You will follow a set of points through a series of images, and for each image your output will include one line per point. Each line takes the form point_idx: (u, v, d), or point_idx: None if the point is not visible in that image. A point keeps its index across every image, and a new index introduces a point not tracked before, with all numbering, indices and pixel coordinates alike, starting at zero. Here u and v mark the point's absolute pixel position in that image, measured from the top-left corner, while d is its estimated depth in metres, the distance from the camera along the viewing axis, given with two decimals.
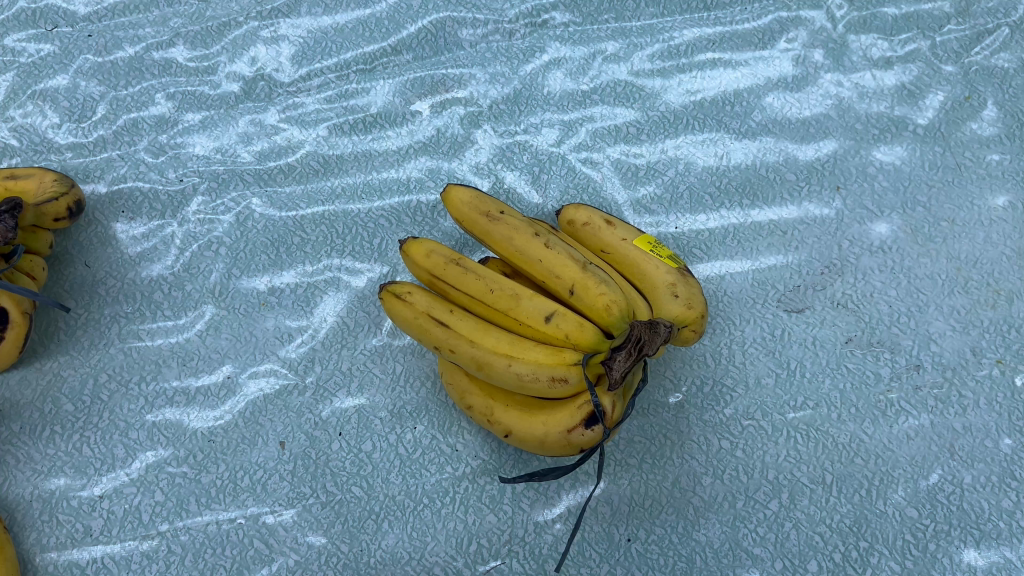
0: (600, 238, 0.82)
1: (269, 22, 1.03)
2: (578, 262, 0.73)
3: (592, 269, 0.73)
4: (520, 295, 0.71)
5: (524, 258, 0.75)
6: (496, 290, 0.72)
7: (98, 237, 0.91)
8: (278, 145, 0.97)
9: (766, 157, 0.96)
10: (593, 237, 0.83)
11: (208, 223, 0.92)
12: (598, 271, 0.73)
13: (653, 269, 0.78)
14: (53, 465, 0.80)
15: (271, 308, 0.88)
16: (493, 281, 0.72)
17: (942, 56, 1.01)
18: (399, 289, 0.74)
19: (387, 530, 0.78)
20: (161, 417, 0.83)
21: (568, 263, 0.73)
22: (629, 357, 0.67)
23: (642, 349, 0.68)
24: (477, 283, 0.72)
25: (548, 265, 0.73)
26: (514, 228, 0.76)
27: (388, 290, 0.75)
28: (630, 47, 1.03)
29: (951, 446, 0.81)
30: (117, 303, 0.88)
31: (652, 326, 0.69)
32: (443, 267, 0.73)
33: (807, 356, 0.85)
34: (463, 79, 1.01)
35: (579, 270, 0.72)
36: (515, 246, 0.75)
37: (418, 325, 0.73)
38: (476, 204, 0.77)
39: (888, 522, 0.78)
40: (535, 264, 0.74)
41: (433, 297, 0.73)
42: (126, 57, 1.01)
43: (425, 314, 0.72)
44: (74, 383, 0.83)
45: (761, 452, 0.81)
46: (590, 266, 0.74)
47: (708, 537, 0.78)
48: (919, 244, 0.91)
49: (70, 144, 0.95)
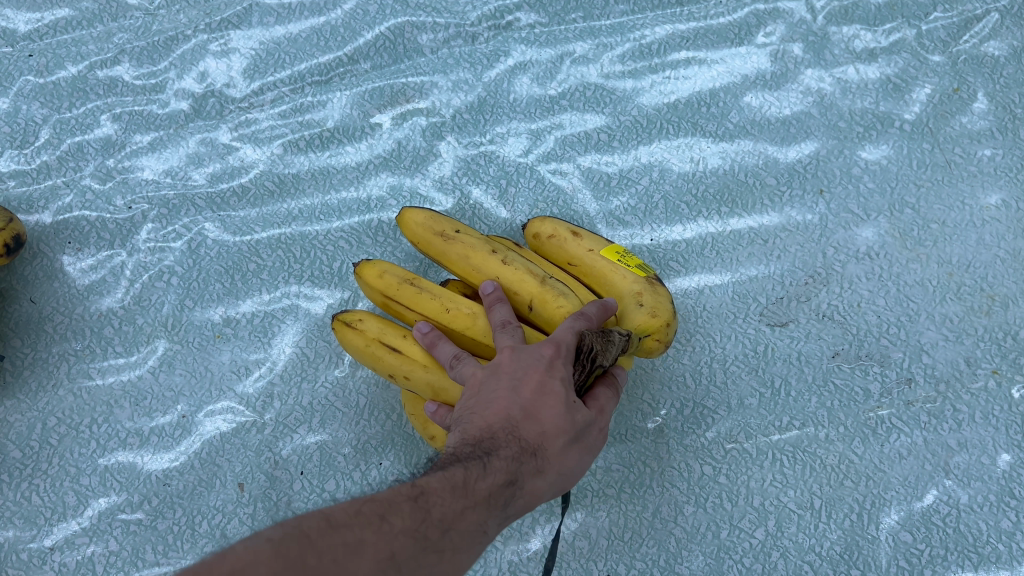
0: (566, 250, 0.77)
1: (219, 34, 0.98)
2: (537, 276, 0.68)
3: (552, 282, 0.68)
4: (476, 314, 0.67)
5: (481, 277, 0.70)
6: (452, 310, 0.67)
7: (44, 270, 0.87)
8: (231, 166, 0.92)
9: (744, 160, 0.91)
10: (560, 250, 0.77)
11: (159, 252, 0.88)
12: (560, 283, 0.69)
13: (620, 279, 0.73)
14: (1, 516, 0.76)
15: (226, 340, 0.84)
16: (449, 301, 0.67)
17: (928, 45, 0.96)
18: (350, 316, 0.70)
19: None
20: (113, 460, 0.79)
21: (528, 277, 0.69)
22: (582, 371, 0.60)
23: (596, 361, 0.60)
24: (432, 304, 0.67)
25: (506, 281, 0.68)
26: (470, 245, 0.71)
27: (340, 318, 0.70)
28: (600, 47, 0.98)
29: (946, 464, 0.77)
30: (66, 340, 0.84)
31: (606, 334, 0.62)
32: (396, 287, 0.68)
33: (792, 372, 0.81)
34: (424, 88, 0.96)
35: (538, 283, 0.68)
36: (471, 264, 0.70)
37: (370, 353, 0.68)
38: (431, 224, 0.72)
39: (880, 548, 0.74)
40: (490, 280, 0.69)
41: (385, 323, 0.69)
42: (69, 77, 0.96)
43: (376, 341, 0.68)
44: (22, 429, 0.80)
45: (745, 477, 0.77)
46: (550, 279, 0.69)
47: (691, 570, 0.74)
48: (908, 248, 0.86)
49: (12, 172, 0.91)
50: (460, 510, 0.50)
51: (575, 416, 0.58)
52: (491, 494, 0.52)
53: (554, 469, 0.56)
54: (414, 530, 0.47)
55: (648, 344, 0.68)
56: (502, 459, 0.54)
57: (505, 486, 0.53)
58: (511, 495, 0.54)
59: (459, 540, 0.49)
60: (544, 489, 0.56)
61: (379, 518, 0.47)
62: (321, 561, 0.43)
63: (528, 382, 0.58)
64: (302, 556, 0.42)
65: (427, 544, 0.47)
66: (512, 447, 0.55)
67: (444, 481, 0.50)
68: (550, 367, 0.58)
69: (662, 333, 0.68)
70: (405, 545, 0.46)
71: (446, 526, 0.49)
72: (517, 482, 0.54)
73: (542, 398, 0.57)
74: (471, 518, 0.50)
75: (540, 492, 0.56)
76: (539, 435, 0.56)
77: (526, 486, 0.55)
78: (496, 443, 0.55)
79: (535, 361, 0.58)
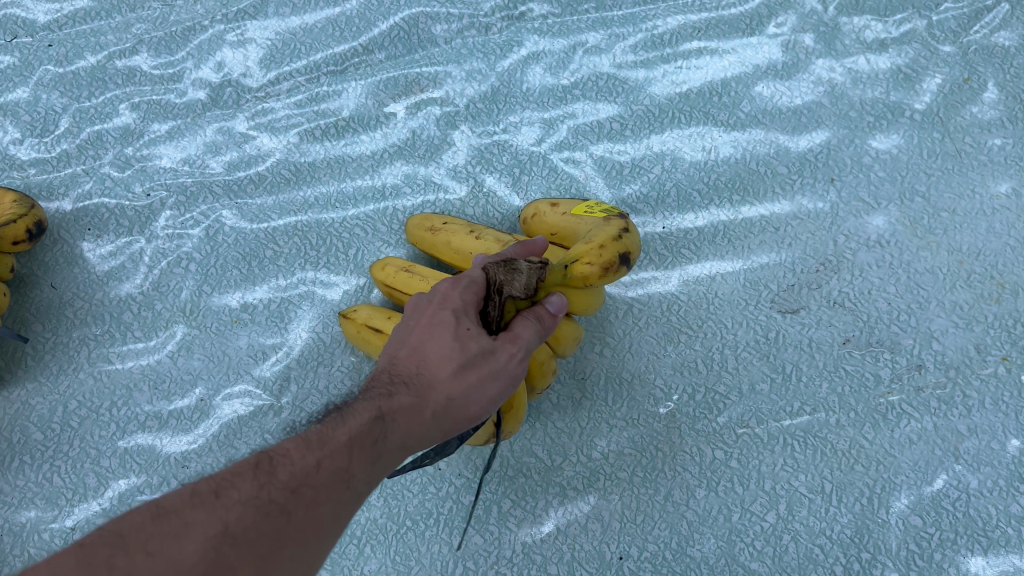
0: (549, 220, 0.78)
1: (235, 25, 0.99)
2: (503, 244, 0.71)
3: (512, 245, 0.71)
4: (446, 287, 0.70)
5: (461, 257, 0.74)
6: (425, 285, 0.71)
7: (64, 256, 0.88)
8: (248, 155, 0.93)
9: (756, 149, 0.92)
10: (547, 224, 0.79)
11: (177, 239, 0.89)
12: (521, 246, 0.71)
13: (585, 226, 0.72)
14: (24, 497, 0.77)
15: (244, 326, 0.85)
16: (426, 278, 0.72)
17: (939, 36, 0.96)
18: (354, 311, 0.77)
19: (370, 555, 0.77)
20: (133, 442, 0.80)
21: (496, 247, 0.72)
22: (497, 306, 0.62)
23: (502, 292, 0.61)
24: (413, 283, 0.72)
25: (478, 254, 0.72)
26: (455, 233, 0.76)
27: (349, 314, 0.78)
28: (612, 37, 0.99)
29: (956, 449, 0.77)
30: (86, 325, 0.85)
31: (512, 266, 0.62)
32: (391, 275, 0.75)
33: (803, 358, 0.82)
34: (438, 77, 0.97)
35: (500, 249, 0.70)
36: (454, 247, 0.75)
37: (364, 339, 0.74)
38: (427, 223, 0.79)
39: (891, 532, 0.74)
40: (466, 259, 0.73)
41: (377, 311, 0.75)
42: (88, 66, 0.97)
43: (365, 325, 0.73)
44: (43, 412, 0.81)
45: (756, 462, 0.78)
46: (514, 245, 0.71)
47: (703, 553, 0.75)
48: (918, 237, 0.86)
49: (33, 160, 0.92)
50: (311, 465, 0.50)
51: (463, 341, 0.57)
52: (352, 439, 0.52)
53: (440, 399, 0.56)
54: (256, 497, 0.47)
55: (577, 271, 0.65)
56: (370, 399, 0.55)
57: (371, 425, 0.53)
58: (382, 433, 0.54)
59: (311, 496, 0.49)
60: (434, 421, 0.56)
61: (215, 498, 0.47)
62: (134, 559, 0.42)
63: (420, 322, 0.60)
64: (109, 559, 0.42)
65: (268, 509, 0.47)
66: (390, 386, 0.56)
67: (297, 442, 0.51)
68: (440, 301, 0.60)
69: (591, 255, 0.65)
70: (244, 513, 0.46)
71: (296, 485, 0.49)
72: (389, 418, 0.54)
73: (428, 331, 0.59)
74: (325, 467, 0.51)
75: (428, 425, 0.56)
76: (418, 368, 0.57)
77: (402, 422, 0.55)
78: (372, 388, 0.56)
79: (429, 299, 0.61)
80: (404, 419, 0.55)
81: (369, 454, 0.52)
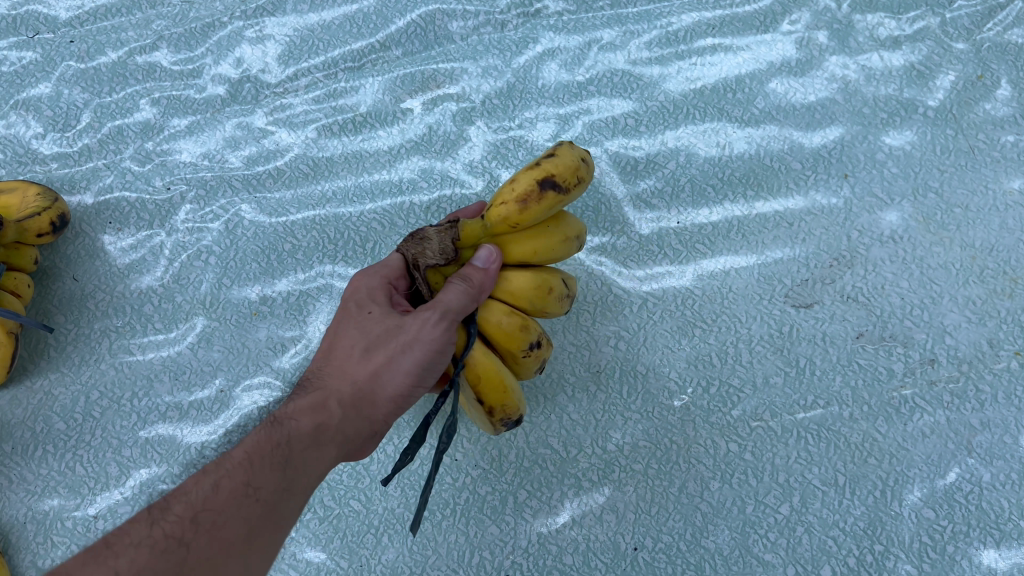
0: None
1: (254, 21, 1.00)
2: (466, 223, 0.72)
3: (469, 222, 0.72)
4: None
5: None
6: None
7: (86, 249, 0.89)
8: (266, 149, 0.94)
9: (770, 145, 0.93)
10: None
11: (197, 232, 0.90)
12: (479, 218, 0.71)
13: None
14: (47, 485, 0.79)
15: (263, 318, 0.86)
16: None
17: (952, 33, 0.96)
18: None
19: (387, 544, 0.78)
20: (154, 433, 0.81)
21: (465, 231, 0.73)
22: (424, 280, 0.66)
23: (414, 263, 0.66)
24: None
25: None
26: None
27: None
28: (627, 34, 1.00)
29: (968, 443, 0.78)
30: (107, 317, 0.86)
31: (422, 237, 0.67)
32: None
33: (817, 352, 0.82)
34: (454, 73, 0.98)
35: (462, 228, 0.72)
36: None
37: None
38: None
39: (903, 524, 0.75)
40: None
41: None
42: (109, 62, 0.98)
43: None
44: (66, 402, 0.82)
45: (770, 455, 0.79)
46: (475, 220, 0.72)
47: (717, 544, 0.76)
48: (931, 232, 0.87)
49: (55, 155, 0.94)
50: (209, 489, 0.57)
51: (366, 335, 0.66)
52: (248, 454, 0.60)
53: (343, 393, 0.64)
54: (149, 537, 0.53)
55: (494, 214, 0.64)
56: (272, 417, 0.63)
57: (276, 434, 0.62)
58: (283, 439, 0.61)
59: (214, 514, 0.56)
60: (346, 413, 0.64)
61: (108, 549, 0.52)
62: None
63: (330, 335, 0.69)
64: None
65: (168, 542, 0.53)
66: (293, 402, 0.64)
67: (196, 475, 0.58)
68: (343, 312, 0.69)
69: (505, 194, 0.64)
70: (135, 557, 0.52)
71: (193, 514, 0.55)
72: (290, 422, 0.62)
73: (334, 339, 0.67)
74: (230, 483, 0.58)
75: (340, 419, 0.64)
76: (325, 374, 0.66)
77: (310, 422, 0.63)
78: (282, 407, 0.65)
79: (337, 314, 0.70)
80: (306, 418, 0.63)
81: (275, 461, 0.60)
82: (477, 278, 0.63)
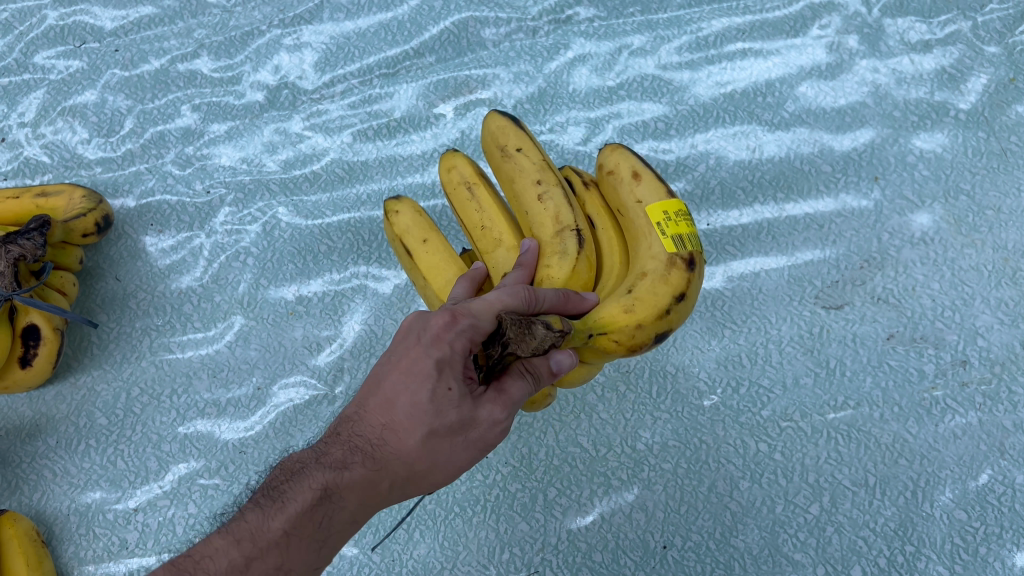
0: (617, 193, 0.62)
1: (292, 30, 1.04)
2: (561, 224, 0.59)
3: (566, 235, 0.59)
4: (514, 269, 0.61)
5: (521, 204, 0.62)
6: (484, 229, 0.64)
7: (128, 251, 0.92)
8: (303, 154, 0.96)
9: (800, 148, 0.93)
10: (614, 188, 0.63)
11: (235, 234, 0.92)
12: (571, 237, 0.59)
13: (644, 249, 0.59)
14: (89, 479, 0.81)
15: (299, 317, 0.87)
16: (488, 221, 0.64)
17: (984, 37, 0.96)
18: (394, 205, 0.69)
19: (419, 540, 0.79)
20: (193, 429, 0.83)
21: (547, 220, 0.60)
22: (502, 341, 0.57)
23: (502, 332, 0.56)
24: (473, 216, 0.65)
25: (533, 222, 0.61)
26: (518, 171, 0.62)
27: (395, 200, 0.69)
28: (657, 40, 1.01)
29: (1001, 445, 0.77)
30: (148, 316, 0.88)
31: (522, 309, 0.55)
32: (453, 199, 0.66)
33: (847, 353, 0.83)
34: (486, 79, 0.99)
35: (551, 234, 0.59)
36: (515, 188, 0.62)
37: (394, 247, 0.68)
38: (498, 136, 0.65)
39: (935, 525, 0.75)
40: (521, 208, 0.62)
41: (419, 218, 0.68)
42: (152, 70, 1.02)
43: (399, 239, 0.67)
44: (108, 397, 0.85)
45: (800, 455, 0.79)
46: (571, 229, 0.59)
47: (747, 543, 0.76)
48: (962, 235, 0.87)
49: (99, 159, 0.97)
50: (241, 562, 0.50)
51: (422, 409, 0.53)
52: (287, 529, 0.51)
53: (396, 468, 0.53)
54: None
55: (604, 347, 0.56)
56: (311, 475, 0.53)
57: (316, 509, 0.52)
58: (325, 511, 0.52)
59: None
60: (395, 489, 0.54)
61: None
62: None
63: (408, 354, 0.54)
64: None
65: None
66: (341, 447, 0.54)
67: (229, 535, 0.51)
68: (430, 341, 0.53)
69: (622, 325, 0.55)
70: None
71: None
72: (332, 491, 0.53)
73: (406, 374, 0.54)
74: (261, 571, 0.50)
75: (386, 491, 0.54)
76: (382, 425, 0.54)
77: (358, 497, 0.53)
78: (330, 451, 0.54)
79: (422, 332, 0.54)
80: (349, 494, 0.53)
81: (313, 542, 0.52)
82: (542, 363, 0.55)
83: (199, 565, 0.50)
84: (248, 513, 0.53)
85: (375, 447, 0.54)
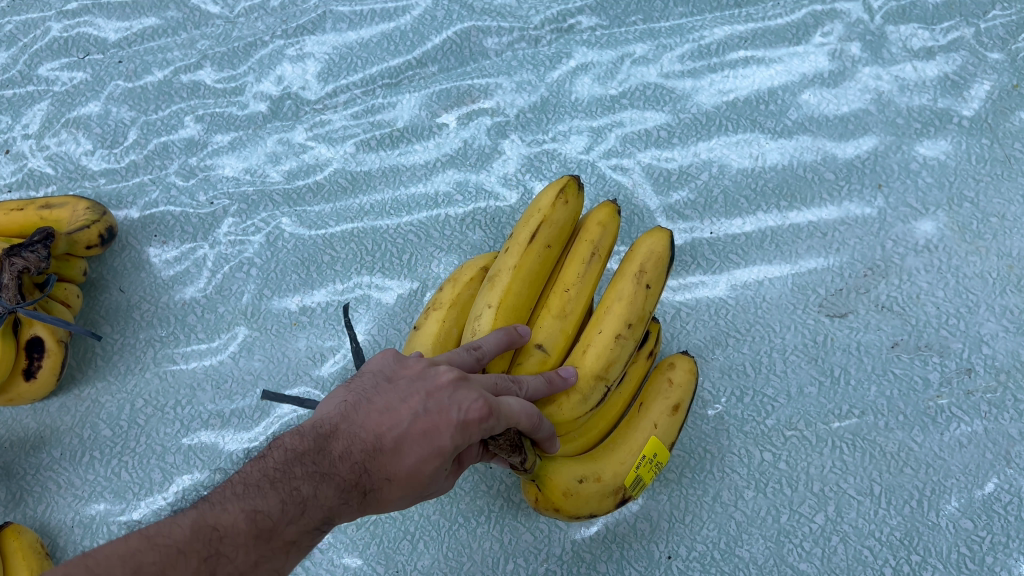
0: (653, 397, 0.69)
1: (295, 40, 1.04)
2: (604, 377, 0.60)
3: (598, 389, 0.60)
4: (547, 355, 0.61)
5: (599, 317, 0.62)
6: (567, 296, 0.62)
7: (132, 262, 0.92)
8: (306, 164, 0.97)
9: (803, 156, 0.93)
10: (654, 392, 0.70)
11: (238, 245, 0.93)
12: (598, 394, 0.60)
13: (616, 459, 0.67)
14: (93, 490, 0.81)
15: (303, 328, 0.87)
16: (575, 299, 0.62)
17: (987, 43, 0.96)
18: (569, 192, 0.65)
19: (423, 551, 0.79)
20: (197, 440, 0.83)
21: (600, 353, 0.60)
22: None
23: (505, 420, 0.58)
24: (570, 277, 0.62)
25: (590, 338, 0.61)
26: (627, 298, 0.61)
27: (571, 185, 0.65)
28: (660, 48, 1.01)
29: (1007, 453, 0.77)
30: (152, 327, 0.89)
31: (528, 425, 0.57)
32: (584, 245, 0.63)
33: (852, 362, 0.82)
34: (489, 88, 1.00)
35: (594, 376, 0.60)
36: (610, 300, 0.61)
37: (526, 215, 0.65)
38: (651, 257, 0.62)
39: (941, 534, 0.74)
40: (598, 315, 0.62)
41: (557, 228, 0.64)
42: (156, 81, 1.02)
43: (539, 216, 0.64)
44: (112, 409, 0.85)
45: (805, 464, 0.79)
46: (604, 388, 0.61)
47: (752, 553, 0.76)
48: (967, 242, 0.87)
49: (103, 170, 0.97)
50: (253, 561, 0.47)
51: (419, 477, 0.53)
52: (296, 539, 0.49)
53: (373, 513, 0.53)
54: None
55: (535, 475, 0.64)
56: (326, 493, 0.50)
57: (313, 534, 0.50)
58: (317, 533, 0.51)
59: None
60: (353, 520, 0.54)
61: None
62: None
63: (436, 419, 0.53)
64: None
65: None
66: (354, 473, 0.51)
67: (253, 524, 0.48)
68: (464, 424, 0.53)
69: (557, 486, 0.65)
70: None
71: None
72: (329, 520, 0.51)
73: (428, 440, 0.53)
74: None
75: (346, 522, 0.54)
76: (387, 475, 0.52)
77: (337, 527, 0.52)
78: (345, 474, 0.51)
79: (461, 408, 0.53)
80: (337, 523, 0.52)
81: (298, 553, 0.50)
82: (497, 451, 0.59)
83: (218, 545, 0.46)
84: (262, 500, 0.49)
85: (378, 488, 0.52)
